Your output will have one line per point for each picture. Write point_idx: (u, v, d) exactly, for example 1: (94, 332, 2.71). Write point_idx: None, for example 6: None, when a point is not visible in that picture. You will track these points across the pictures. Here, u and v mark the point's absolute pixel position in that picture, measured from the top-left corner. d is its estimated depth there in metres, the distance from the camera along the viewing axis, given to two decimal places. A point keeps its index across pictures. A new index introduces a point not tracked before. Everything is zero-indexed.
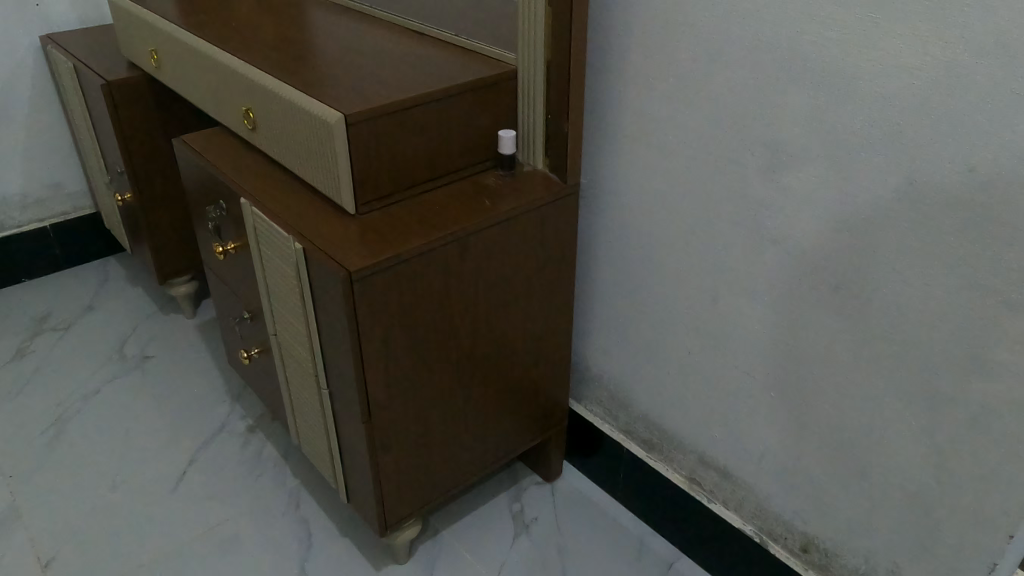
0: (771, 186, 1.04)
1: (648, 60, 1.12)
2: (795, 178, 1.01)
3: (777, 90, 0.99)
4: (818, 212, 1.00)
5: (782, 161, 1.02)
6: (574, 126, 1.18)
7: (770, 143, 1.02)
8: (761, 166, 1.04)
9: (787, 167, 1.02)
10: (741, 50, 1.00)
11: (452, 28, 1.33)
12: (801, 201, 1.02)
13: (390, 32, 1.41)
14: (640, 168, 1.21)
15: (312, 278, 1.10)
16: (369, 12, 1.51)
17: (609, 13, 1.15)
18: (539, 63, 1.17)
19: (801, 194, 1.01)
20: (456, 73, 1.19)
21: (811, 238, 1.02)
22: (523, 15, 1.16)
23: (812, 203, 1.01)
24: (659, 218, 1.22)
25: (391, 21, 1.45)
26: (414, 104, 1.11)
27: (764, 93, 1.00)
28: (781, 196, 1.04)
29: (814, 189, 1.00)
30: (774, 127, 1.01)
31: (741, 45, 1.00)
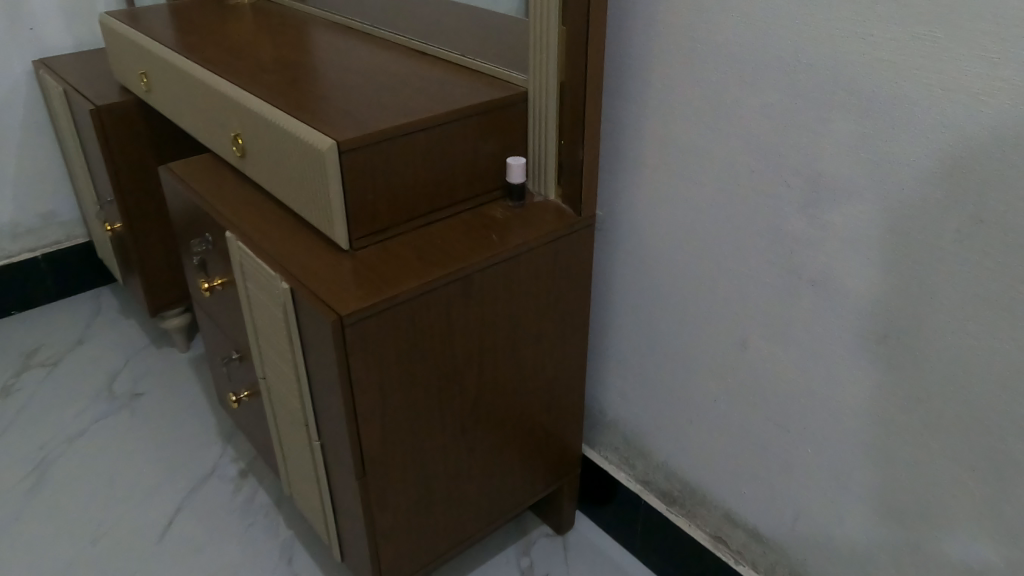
0: (809, 222, 0.94)
1: (670, 82, 1.03)
2: (836, 213, 0.91)
3: (816, 115, 0.89)
4: (865, 252, 0.90)
5: (822, 196, 0.92)
6: (590, 153, 1.08)
7: (809, 176, 0.92)
8: (799, 200, 0.94)
9: (828, 202, 0.91)
10: (774, 72, 0.91)
11: (457, 48, 1.24)
12: (845, 240, 0.91)
13: (391, 53, 1.32)
14: (661, 200, 1.11)
15: (301, 320, 1.00)
16: (370, 32, 1.42)
17: (626, 30, 1.05)
18: (551, 85, 1.07)
19: (845, 232, 0.91)
20: (461, 96, 1.09)
21: (854, 279, 0.92)
22: (533, 34, 1.07)
23: (858, 242, 0.90)
24: (681, 253, 1.12)
25: (393, 41, 1.37)
26: (414, 130, 1.01)
27: (801, 120, 0.90)
28: (822, 235, 0.94)
29: (858, 225, 0.89)
30: (812, 157, 0.91)
31: (774, 67, 0.90)
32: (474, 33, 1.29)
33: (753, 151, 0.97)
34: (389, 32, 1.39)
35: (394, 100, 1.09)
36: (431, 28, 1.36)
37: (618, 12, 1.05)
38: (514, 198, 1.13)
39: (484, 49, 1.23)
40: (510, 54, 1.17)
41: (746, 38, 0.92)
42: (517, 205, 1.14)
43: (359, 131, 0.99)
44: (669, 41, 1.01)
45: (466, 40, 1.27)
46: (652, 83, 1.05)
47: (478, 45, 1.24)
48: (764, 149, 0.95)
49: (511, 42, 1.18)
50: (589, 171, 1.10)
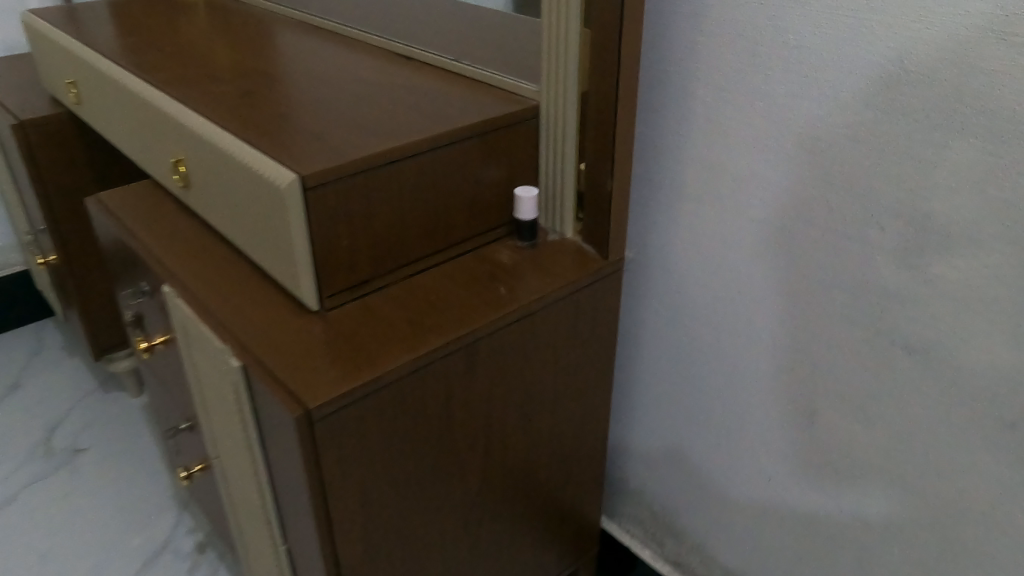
0: (910, 273, 0.74)
1: (722, 93, 0.82)
2: (951, 265, 0.71)
3: (927, 141, 0.68)
4: (990, 315, 0.70)
5: (930, 243, 0.72)
6: (620, 183, 0.87)
7: (913, 217, 0.72)
8: (897, 247, 0.74)
9: (940, 251, 0.71)
10: (869, 83, 0.70)
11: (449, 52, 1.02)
12: (961, 299, 0.72)
13: (368, 56, 1.09)
14: (706, 237, 0.90)
15: (258, 405, 0.78)
16: (342, 33, 1.20)
17: (665, 30, 0.84)
18: (572, 95, 0.85)
19: (961, 290, 0.71)
20: (458, 111, 0.87)
21: (974, 348, 0.72)
22: (547, 31, 0.85)
23: (980, 302, 0.71)
24: (732, 302, 0.91)
25: (370, 42, 1.14)
26: (400, 158, 0.80)
27: (905, 145, 0.70)
28: (927, 291, 0.74)
29: (983, 282, 0.70)
30: (919, 193, 0.71)
31: (870, 76, 0.70)
32: (469, 34, 1.07)
33: (833, 183, 0.76)
34: (367, 32, 1.17)
35: (373, 115, 0.86)
36: (416, 27, 1.14)
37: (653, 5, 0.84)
38: (524, 237, 0.91)
39: (483, 52, 1.01)
40: (516, 57, 0.95)
41: (830, 37, 0.71)
42: (529, 245, 0.92)
43: (329, 160, 0.76)
44: (722, 40, 0.79)
45: (460, 42, 1.05)
46: (698, 94, 0.84)
47: (476, 47, 1.02)
48: (849, 181, 0.75)
49: (516, 44, 0.96)
50: (620, 202, 0.88)
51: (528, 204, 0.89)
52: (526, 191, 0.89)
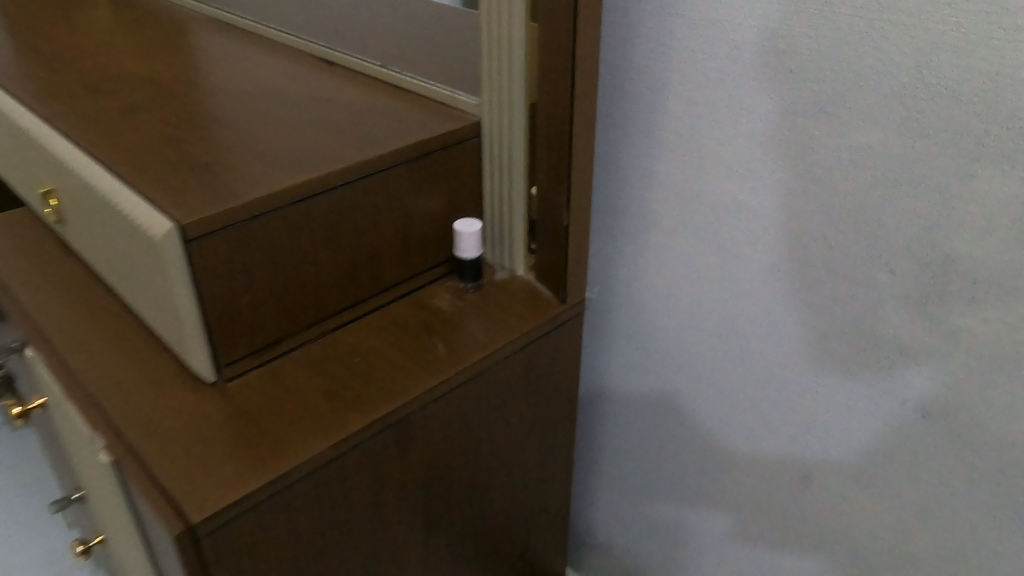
0: (925, 323, 0.63)
1: (697, 105, 0.68)
2: (974, 315, 0.60)
3: (952, 167, 0.57)
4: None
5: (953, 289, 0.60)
6: (578, 214, 0.73)
7: (932, 258, 0.60)
8: (912, 292, 0.62)
9: (964, 298, 0.60)
10: (884, 97, 0.59)
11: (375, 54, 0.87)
12: (989, 354, 0.60)
13: (259, 50, 0.91)
14: (678, 273, 0.77)
15: (136, 506, 0.62)
16: (226, 20, 1.00)
17: (629, 32, 0.70)
18: (519, 108, 0.71)
19: (988, 345, 0.60)
20: (382, 129, 0.72)
21: (1001, 411, 0.61)
22: (488, 31, 0.71)
23: (1012, 358, 0.59)
24: (708, 347, 0.78)
25: (262, 32, 0.96)
26: (308, 195, 0.65)
27: (926, 173, 0.59)
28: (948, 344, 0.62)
29: (1016, 336, 0.59)
30: (940, 228, 0.59)
31: (885, 89, 0.58)
32: (393, 29, 0.91)
33: (835, 214, 0.64)
34: (258, 21, 0.98)
35: (276, 135, 0.71)
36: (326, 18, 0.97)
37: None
38: (466, 278, 0.77)
39: (412, 53, 0.85)
40: (452, 61, 0.80)
41: (835, 41, 0.59)
42: (473, 286, 0.78)
43: (217, 199, 0.61)
44: (697, 42, 0.66)
45: (386, 39, 0.89)
46: (668, 106, 0.70)
47: (402, 47, 0.87)
48: (853, 213, 0.63)
49: (452, 44, 0.81)
50: (579, 234, 0.75)
51: (470, 239, 0.74)
52: (467, 224, 0.75)
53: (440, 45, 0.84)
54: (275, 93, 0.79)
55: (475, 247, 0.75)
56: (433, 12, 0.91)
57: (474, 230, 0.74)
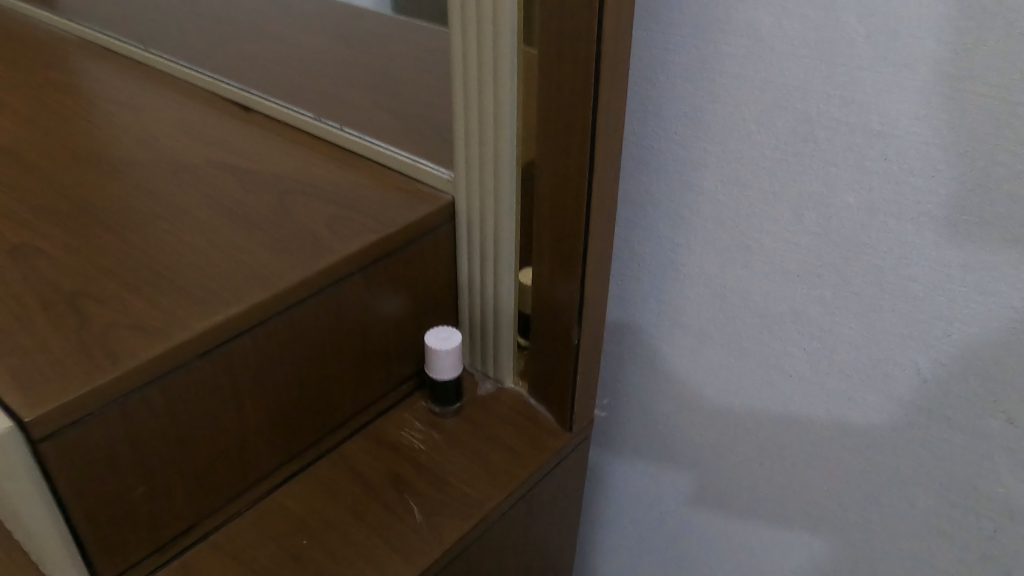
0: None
1: (749, 189, 0.52)
2: None
3: None
4: None
5: None
6: (588, 324, 0.57)
7: None
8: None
9: None
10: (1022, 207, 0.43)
11: (317, 110, 0.68)
12: None
13: (174, 100, 0.72)
14: (712, 385, 0.62)
15: None
16: (127, 55, 0.80)
17: (660, 95, 0.53)
18: (508, 194, 0.54)
19: None
20: (325, 227, 0.54)
21: None
22: (464, 93, 0.53)
23: None
24: (751, 474, 0.64)
25: (178, 76, 0.76)
26: (232, 336, 0.47)
27: None
28: None
29: None
30: None
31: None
32: (348, 77, 0.74)
33: (938, 346, 0.49)
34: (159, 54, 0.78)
35: (190, 247, 0.52)
36: (258, 61, 0.78)
37: (638, 48, 0.53)
38: (445, 403, 0.60)
39: (370, 111, 0.68)
40: (425, 122, 0.63)
41: (952, 128, 0.43)
42: (454, 409, 0.61)
43: (87, 372, 0.43)
44: (748, 112, 0.50)
45: (331, 92, 0.71)
46: (707, 187, 0.54)
47: (361, 101, 0.69)
48: (963, 350, 0.48)
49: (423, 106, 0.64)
50: (591, 346, 0.58)
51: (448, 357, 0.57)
52: (442, 337, 0.57)
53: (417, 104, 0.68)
54: (192, 171, 0.61)
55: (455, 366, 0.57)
56: (401, 53, 0.73)
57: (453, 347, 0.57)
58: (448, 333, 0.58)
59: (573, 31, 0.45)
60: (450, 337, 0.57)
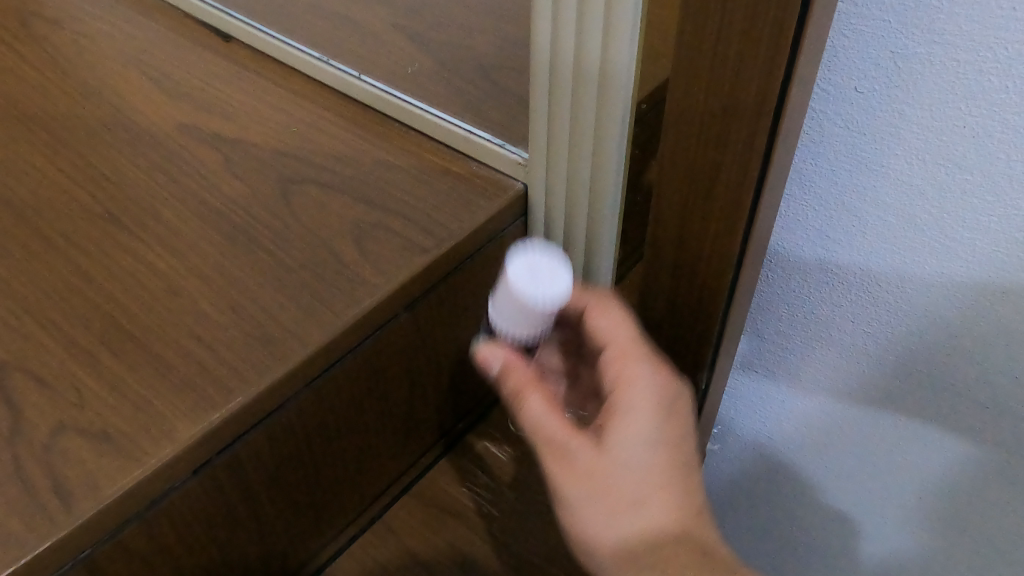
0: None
1: (964, 173, 0.36)
2: None
3: None
4: None
5: None
6: (720, 363, 0.41)
7: None
8: None
9: None
10: None
11: (324, 41, 0.50)
12: None
13: (126, 20, 0.53)
14: (859, 402, 0.48)
15: None
16: None
17: (867, 31, 0.34)
18: (612, 192, 0.38)
19: None
20: (354, 245, 0.38)
21: None
22: (551, 46, 0.35)
23: None
24: (900, 504, 0.51)
25: None
26: (243, 436, 0.33)
27: None
28: None
29: None
30: None
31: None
32: None
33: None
34: None
35: (166, 279, 0.36)
36: None
37: None
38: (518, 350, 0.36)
39: (393, 45, 0.50)
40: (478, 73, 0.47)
41: None
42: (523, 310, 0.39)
43: (30, 527, 0.28)
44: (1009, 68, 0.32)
45: (339, 12, 0.53)
46: (894, 167, 0.38)
47: (381, 30, 0.51)
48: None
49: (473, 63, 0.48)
50: (716, 390, 0.43)
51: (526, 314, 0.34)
52: (533, 271, 0.34)
53: (456, 38, 0.50)
54: (159, 143, 0.43)
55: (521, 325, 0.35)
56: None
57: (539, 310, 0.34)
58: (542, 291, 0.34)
59: None
60: (541, 277, 0.34)
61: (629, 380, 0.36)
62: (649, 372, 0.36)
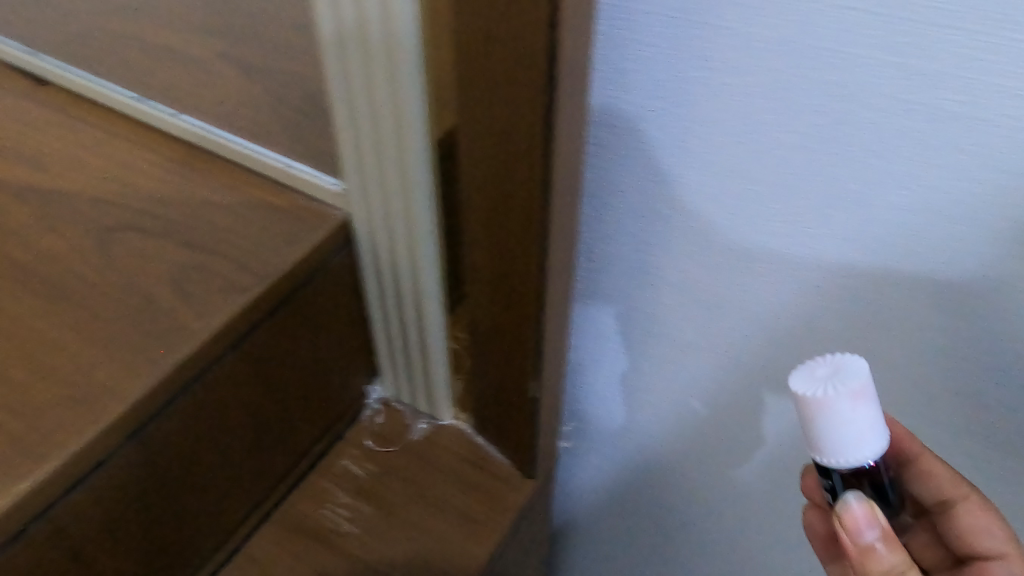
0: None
1: (750, 181, 0.39)
2: None
3: None
4: None
5: None
6: (550, 367, 0.43)
7: None
8: None
9: None
10: None
11: (139, 71, 0.49)
12: None
13: None
14: (692, 389, 0.51)
15: None
16: None
17: (640, 50, 0.36)
18: (425, 215, 0.39)
19: None
20: (173, 289, 0.38)
21: None
22: (344, 82, 0.36)
23: None
24: (741, 475, 0.55)
25: None
26: (64, 497, 0.32)
27: None
28: None
29: None
30: None
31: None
32: (175, 12, 0.54)
33: (1005, 358, 0.40)
34: None
35: None
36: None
37: None
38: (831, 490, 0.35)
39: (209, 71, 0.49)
40: (296, 96, 0.47)
41: None
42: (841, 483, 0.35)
43: None
44: (766, 83, 0.34)
45: (155, 40, 0.52)
46: (690, 176, 0.40)
47: (197, 56, 0.50)
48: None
49: (292, 86, 0.48)
50: (552, 392, 0.45)
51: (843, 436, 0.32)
52: (823, 375, 0.32)
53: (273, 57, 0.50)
54: None
55: (849, 459, 0.33)
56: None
57: (851, 412, 0.32)
58: (843, 362, 0.33)
59: (508, 17, 0.28)
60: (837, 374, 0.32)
61: (982, 530, 0.40)
62: (990, 522, 0.40)
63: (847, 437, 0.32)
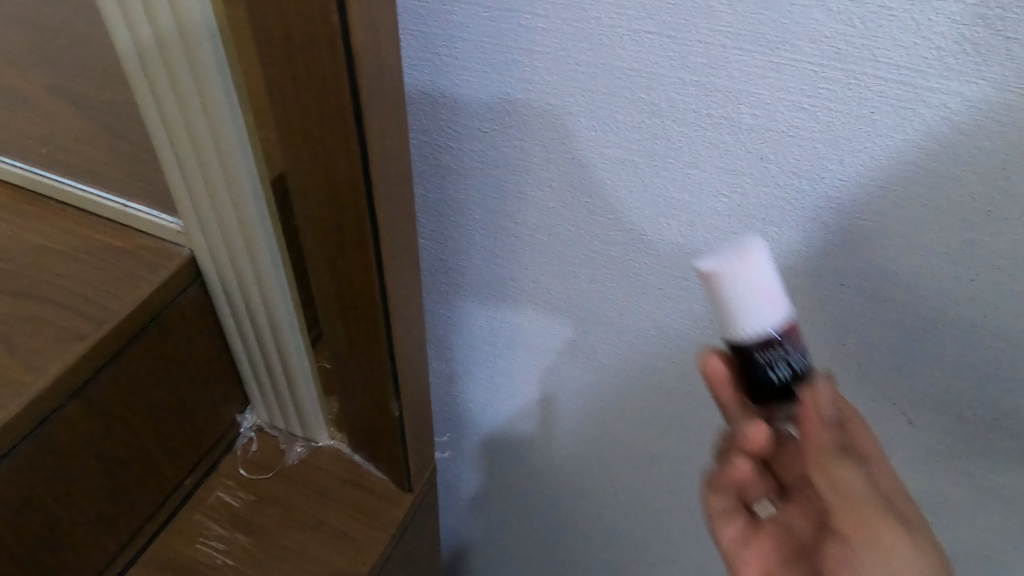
0: (960, 481, 0.44)
1: (584, 195, 0.40)
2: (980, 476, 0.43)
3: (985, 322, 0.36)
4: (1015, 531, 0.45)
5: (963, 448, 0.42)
6: (409, 386, 0.44)
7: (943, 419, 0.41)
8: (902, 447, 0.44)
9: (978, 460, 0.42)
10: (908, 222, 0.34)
11: None
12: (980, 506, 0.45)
13: None
14: (561, 390, 0.53)
15: None
16: None
17: (466, 76, 0.37)
18: (267, 251, 0.39)
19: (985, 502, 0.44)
20: (5, 343, 0.37)
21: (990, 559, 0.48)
22: (164, 126, 0.35)
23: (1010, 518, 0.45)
24: (615, 468, 0.57)
25: None
26: None
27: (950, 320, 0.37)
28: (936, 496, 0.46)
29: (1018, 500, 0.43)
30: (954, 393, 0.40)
31: (952, 207, 0.33)
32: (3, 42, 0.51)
33: (836, 356, 0.41)
34: None
35: None
36: None
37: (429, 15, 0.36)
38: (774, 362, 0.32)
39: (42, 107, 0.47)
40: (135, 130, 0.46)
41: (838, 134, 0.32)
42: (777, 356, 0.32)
43: None
44: (585, 103, 0.36)
45: None
46: (529, 192, 0.41)
47: (28, 90, 0.48)
48: (865, 359, 0.41)
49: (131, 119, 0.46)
50: (417, 408, 0.46)
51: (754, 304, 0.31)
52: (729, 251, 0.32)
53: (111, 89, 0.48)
54: None
55: (759, 335, 0.32)
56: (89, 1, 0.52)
57: (751, 284, 0.31)
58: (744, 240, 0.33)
59: (308, 62, 0.29)
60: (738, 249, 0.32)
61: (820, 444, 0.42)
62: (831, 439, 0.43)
63: (756, 301, 0.31)
